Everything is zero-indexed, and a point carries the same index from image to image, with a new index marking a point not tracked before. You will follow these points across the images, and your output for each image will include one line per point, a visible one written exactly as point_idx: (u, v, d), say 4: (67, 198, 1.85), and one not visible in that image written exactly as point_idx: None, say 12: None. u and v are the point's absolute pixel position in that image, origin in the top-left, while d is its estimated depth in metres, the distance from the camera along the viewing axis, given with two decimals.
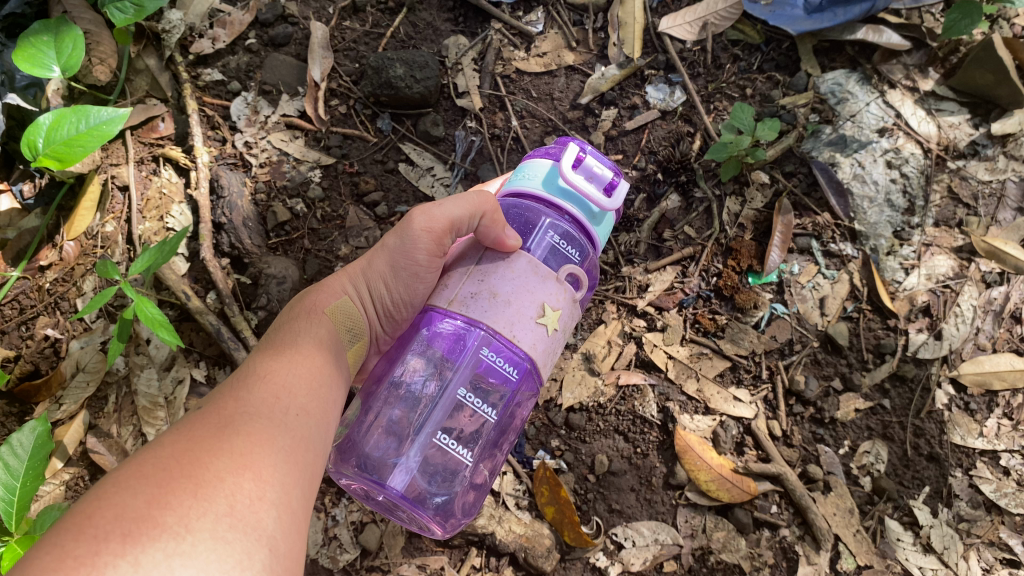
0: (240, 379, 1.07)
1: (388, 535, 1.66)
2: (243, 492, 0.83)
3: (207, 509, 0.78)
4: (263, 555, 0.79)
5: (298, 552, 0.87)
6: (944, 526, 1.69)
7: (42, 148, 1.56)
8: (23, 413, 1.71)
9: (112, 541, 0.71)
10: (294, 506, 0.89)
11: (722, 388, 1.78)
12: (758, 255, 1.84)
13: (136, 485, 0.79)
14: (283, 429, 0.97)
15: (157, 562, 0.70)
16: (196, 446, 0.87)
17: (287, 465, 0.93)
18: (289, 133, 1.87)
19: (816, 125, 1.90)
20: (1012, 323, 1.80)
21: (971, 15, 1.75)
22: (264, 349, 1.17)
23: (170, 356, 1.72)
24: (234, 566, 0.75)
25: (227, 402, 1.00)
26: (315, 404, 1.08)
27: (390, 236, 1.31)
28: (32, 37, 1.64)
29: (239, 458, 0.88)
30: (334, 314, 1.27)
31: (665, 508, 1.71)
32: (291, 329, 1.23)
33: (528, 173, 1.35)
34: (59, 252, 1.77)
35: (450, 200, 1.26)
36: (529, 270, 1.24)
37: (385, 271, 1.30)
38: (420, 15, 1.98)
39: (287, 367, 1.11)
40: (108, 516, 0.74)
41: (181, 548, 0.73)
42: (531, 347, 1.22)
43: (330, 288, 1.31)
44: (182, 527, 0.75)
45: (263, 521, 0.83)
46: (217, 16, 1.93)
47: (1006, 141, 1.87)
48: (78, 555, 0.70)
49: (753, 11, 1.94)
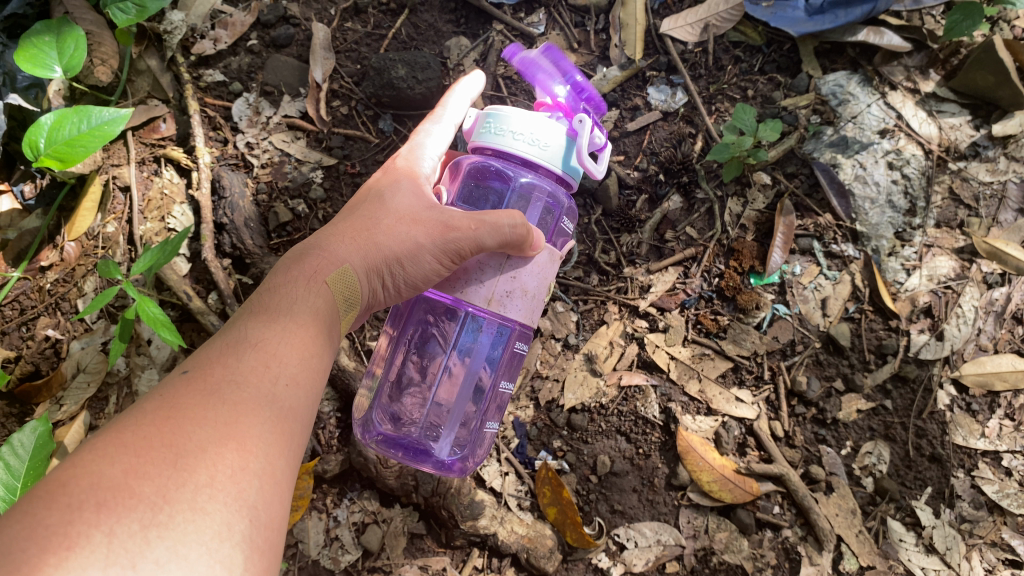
0: (228, 345, 1.02)
1: (390, 536, 1.65)
2: (225, 463, 0.83)
3: (187, 479, 0.79)
4: (243, 525, 0.80)
5: (281, 522, 0.88)
6: (946, 527, 1.69)
7: (44, 148, 1.56)
8: (24, 413, 1.70)
9: (86, 511, 0.72)
10: (278, 474, 0.89)
11: (724, 389, 1.78)
12: (760, 256, 1.84)
13: (115, 454, 0.79)
14: (270, 400, 0.96)
15: (132, 534, 0.71)
16: (178, 415, 0.86)
17: (273, 436, 0.92)
18: (290, 134, 1.88)
19: (817, 126, 1.91)
20: (1014, 324, 1.80)
21: (972, 16, 1.76)
22: (253, 312, 1.09)
23: (171, 357, 1.72)
24: (212, 537, 0.75)
25: (215, 366, 0.98)
26: (305, 373, 1.05)
27: (417, 229, 1.21)
28: (33, 37, 1.64)
29: (222, 428, 0.87)
30: (336, 284, 1.16)
31: (667, 509, 1.71)
32: (285, 294, 1.12)
33: (544, 141, 1.26)
34: (59, 253, 1.77)
35: (489, 227, 1.18)
36: (549, 261, 1.31)
37: (401, 256, 1.21)
38: (422, 16, 1.98)
39: (282, 339, 1.05)
40: (84, 484, 0.75)
41: (158, 519, 0.73)
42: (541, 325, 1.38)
43: (334, 253, 1.19)
44: (159, 498, 0.75)
45: (244, 491, 0.83)
46: (218, 17, 1.93)
47: (1007, 142, 1.87)
48: (50, 523, 0.71)
49: (754, 12, 1.94)
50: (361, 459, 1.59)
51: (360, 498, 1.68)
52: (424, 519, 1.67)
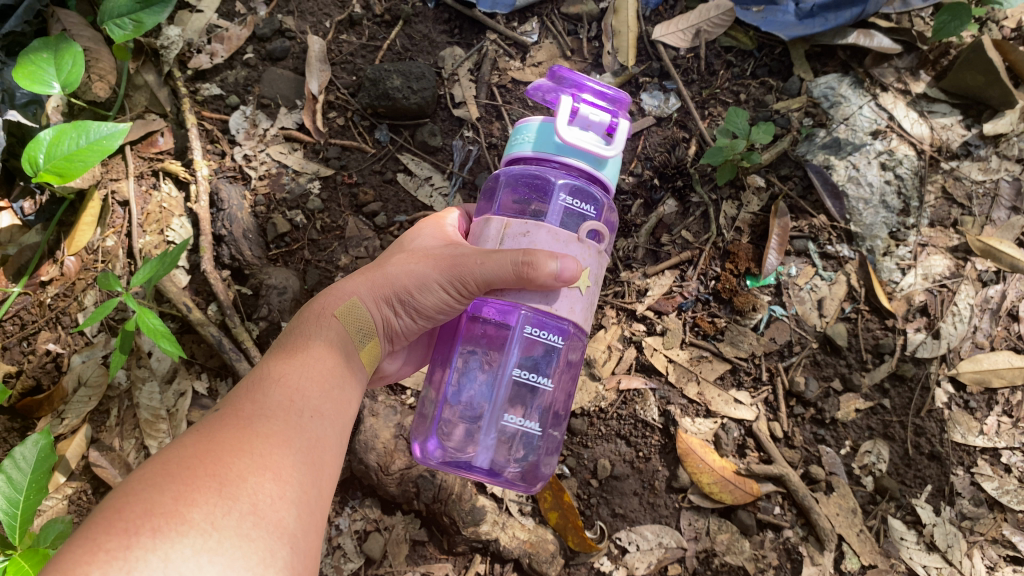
0: (254, 383, 1.10)
1: (391, 543, 1.66)
2: (265, 492, 0.89)
3: (231, 506, 0.84)
4: (284, 552, 0.86)
5: (315, 550, 0.93)
6: (947, 524, 1.69)
7: (43, 163, 1.57)
8: (25, 428, 1.72)
9: (143, 535, 0.77)
10: (312, 503, 0.96)
11: (723, 391, 1.79)
12: (755, 258, 1.85)
13: (163, 483, 0.85)
14: (299, 432, 1.02)
15: (186, 557, 0.76)
16: (217, 447, 0.92)
17: (305, 466, 0.98)
18: (288, 145, 1.89)
19: (810, 129, 1.92)
20: (1010, 321, 1.81)
21: (960, 16, 1.78)
22: (276, 352, 1.19)
23: (171, 368, 1.73)
24: (257, 562, 0.81)
25: (246, 403, 1.05)
26: (328, 405, 1.11)
27: (425, 264, 1.27)
28: (32, 55, 1.66)
29: (259, 459, 0.93)
30: (345, 316, 1.25)
31: (668, 511, 1.71)
32: (303, 332, 1.23)
33: (525, 135, 1.29)
34: (59, 268, 1.78)
35: (493, 262, 1.18)
36: (551, 240, 1.21)
37: (409, 287, 1.26)
38: (416, 27, 2.00)
39: (303, 374, 1.13)
40: (138, 510, 0.80)
41: (209, 544, 0.79)
42: (569, 312, 1.23)
43: (343, 290, 1.28)
44: (208, 524, 0.81)
45: (284, 519, 0.89)
46: (215, 31, 1.94)
47: (998, 142, 1.89)
48: (111, 547, 0.75)
49: (745, 18, 1.96)
50: (362, 466, 1.59)
51: (362, 506, 1.68)
52: (425, 526, 1.68)
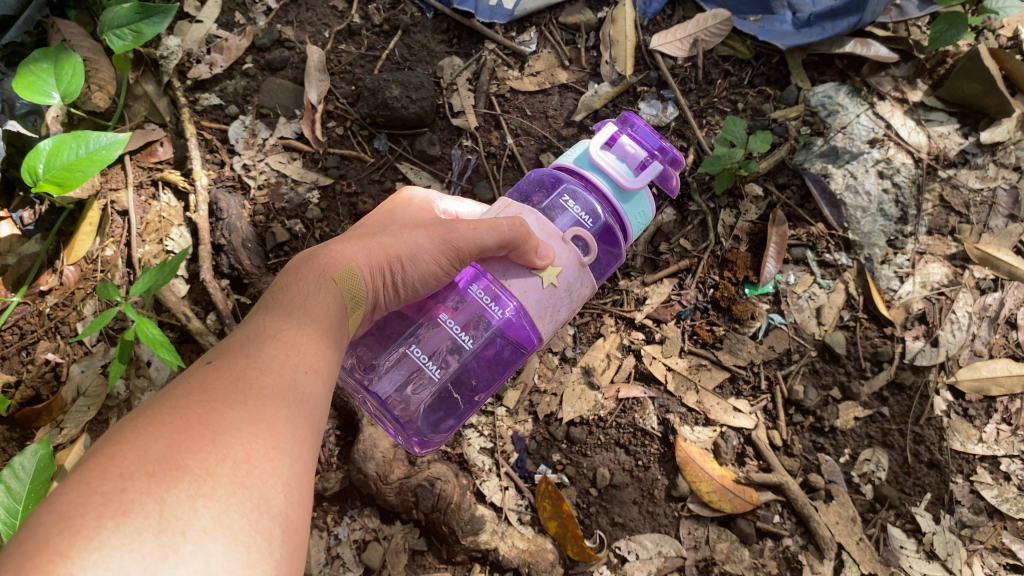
0: (249, 338, 1.08)
1: (390, 553, 1.65)
2: (258, 442, 0.88)
3: (225, 454, 0.84)
4: (279, 500, 0.85)
5: (309, 504, 0.92)
6: (947, 532, 1.69)
7: (43, 173, 1.57)
8: (24, 437, 1.71)
9: (138, 480, 0.77)
10: (305, 456, 0.95)
11: (722, 399, 1.79)
12: (754, 267, 1.86)
13: (155, 431, 0.85)
14: (293, 385, 1.01)
15: (181, 502, 0.76)
16: (209, 399, 0.92)
17: (299, 420, 0.98)
18: (287, 155, 1.89)
19: (807, 137, 1.92)
20: (1008, 329, 1.81)
21: (957, 26, 1.78)
22: (269, 310, 1.16)
23: (170, 378, 1.73)
24: (252, 509, 0.81)
25: (239, 357, 1.04)
26: (323, 364, 1.10)
27: (419, 234, 1.30)
28: (32, 65, 1.66)
29: (252, 410, 0.92)
30: (343, 282, 1.23)
31: (667, 520, 1.71)
32: (296, 292, 1.19)
33: (570, 152, 1.46)
34: (59, 277, 1.78)
35: (486, 228, 1.26)
36: (537, 225, 1.34)
37: (402, 256, 1.27)
38: (415, 37, 2.00)
39: (297, 331, 1.11)
40: (132, 457, 0.80)
41: (203, 490, 0.78)
42: (521, 293, 1.32)
43: (338, 255, 1.27)
44: (202, 470, 0.80)
45: (278, 469, 0.88)
46: (214, 42, 1.95)
47: (995, 150, 1.89)
48: (104, 491, 0.75)
49: (741, 27, 1.98)
50: (361, 475, 1.59)
51: (360, 515, 1.68)
52: (425, 535, 1.67)
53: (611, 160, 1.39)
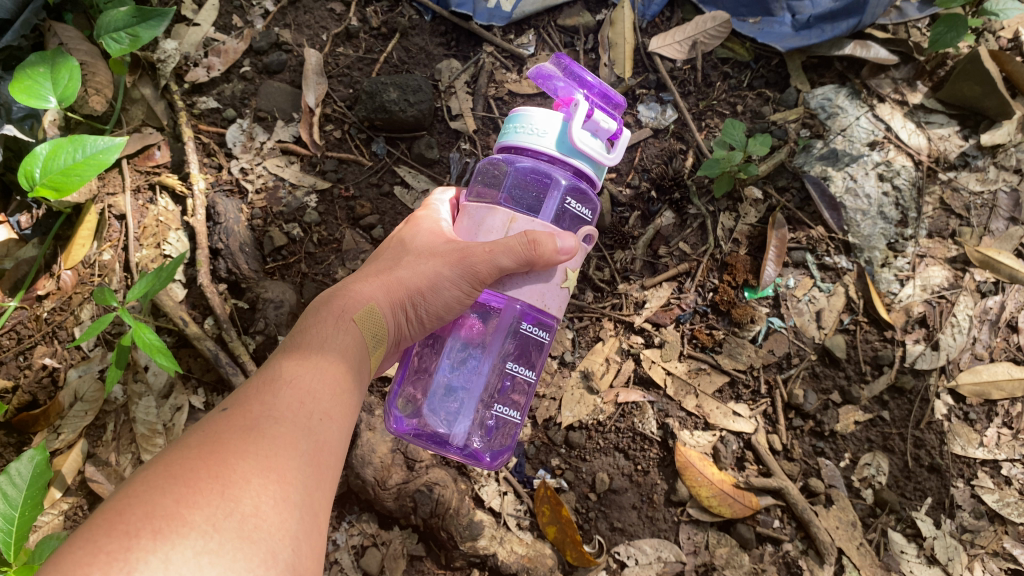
0: (264, 382, 1.08)
1: (389, 559, 1.65)
2: (268, 494, 0.88)
3: (233, 508, 0.83)
4: (287, 554, 0.85)
5: (318, 553, 0.92)
6: (948, 537, 1.68)
7: (39, 177, 1.56)
8: (22, 442, 1.71)
9: (143, 537, 0.76)
10: (315, 504, 0.94)
11: (721, 403, 1.78)
12: (753, 270, 1.85)
13: (165, 485, 0.84)
14: (306, 432, 1.01)
15: (186, 560, 0.75)
16: (221, 449, 0.91)
17: (310, 467, 0.97)
18: (284, 158, 1.89)
19: (807, 140, 1.92)
20: (1009, 332, 1.80)
21: (956, 28, 1.77)
22: (288, 353, 1.17)
23: (168, 383, 1.72)
24: (259, 564, 0.80)
25: (254, 404, 1.03)
26: (337, 408, 1.10)
27: (436, 263, 1.30)
28: (29, 69, 1.65)
29: (264, 460, 0.92)
30: (363, 321, 1.25)
31: (667, 525, 1.70)
32: (316, 334, 1.21)
33: (539, 129, 1.27)
34: (56, 282, 1.77)
35: (502, 250, 1.23)
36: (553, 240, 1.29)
37: (422, 289, 1.30)
38: (413, 40, 2.00)
39: (317, 371, 1.12)
40: (138, 514, 0.79)
41: (210, 546, 0.78)
42: (558, 310, 1.35)
43: (356, 294, 1.29)
44: (209, 526, 0.80)
45: (287, 522, 0.87)
46: (211, 45, 1.95)
47: (995, 152, 1.88)
48: (111, 550, 0.75)
49: (741, 29, 1.96)
50: (359, 481, 1.58)
51: (359, 521, 1.67)
52: (423, 540, 1.67)
53: (593, 139, 1.28)
